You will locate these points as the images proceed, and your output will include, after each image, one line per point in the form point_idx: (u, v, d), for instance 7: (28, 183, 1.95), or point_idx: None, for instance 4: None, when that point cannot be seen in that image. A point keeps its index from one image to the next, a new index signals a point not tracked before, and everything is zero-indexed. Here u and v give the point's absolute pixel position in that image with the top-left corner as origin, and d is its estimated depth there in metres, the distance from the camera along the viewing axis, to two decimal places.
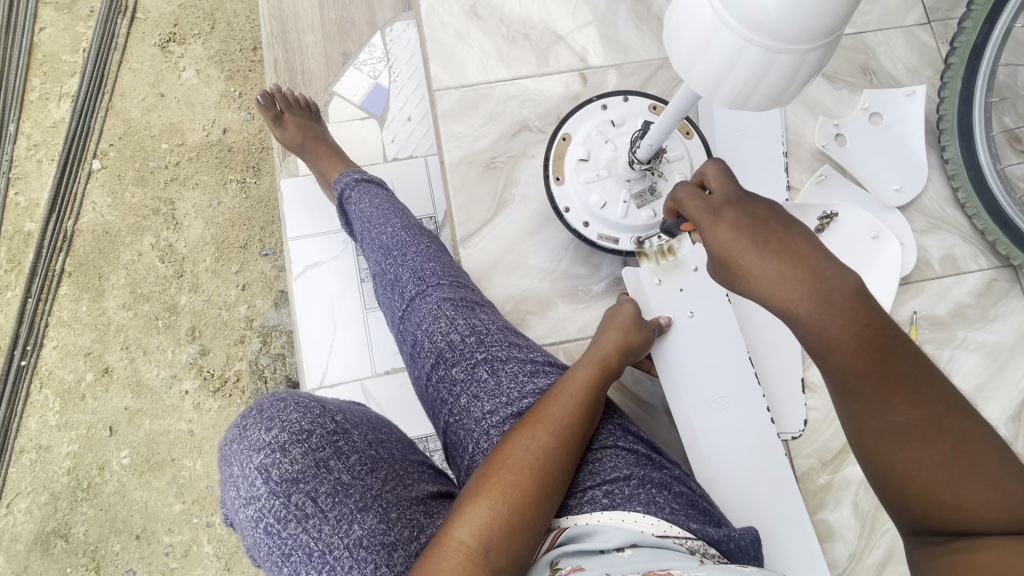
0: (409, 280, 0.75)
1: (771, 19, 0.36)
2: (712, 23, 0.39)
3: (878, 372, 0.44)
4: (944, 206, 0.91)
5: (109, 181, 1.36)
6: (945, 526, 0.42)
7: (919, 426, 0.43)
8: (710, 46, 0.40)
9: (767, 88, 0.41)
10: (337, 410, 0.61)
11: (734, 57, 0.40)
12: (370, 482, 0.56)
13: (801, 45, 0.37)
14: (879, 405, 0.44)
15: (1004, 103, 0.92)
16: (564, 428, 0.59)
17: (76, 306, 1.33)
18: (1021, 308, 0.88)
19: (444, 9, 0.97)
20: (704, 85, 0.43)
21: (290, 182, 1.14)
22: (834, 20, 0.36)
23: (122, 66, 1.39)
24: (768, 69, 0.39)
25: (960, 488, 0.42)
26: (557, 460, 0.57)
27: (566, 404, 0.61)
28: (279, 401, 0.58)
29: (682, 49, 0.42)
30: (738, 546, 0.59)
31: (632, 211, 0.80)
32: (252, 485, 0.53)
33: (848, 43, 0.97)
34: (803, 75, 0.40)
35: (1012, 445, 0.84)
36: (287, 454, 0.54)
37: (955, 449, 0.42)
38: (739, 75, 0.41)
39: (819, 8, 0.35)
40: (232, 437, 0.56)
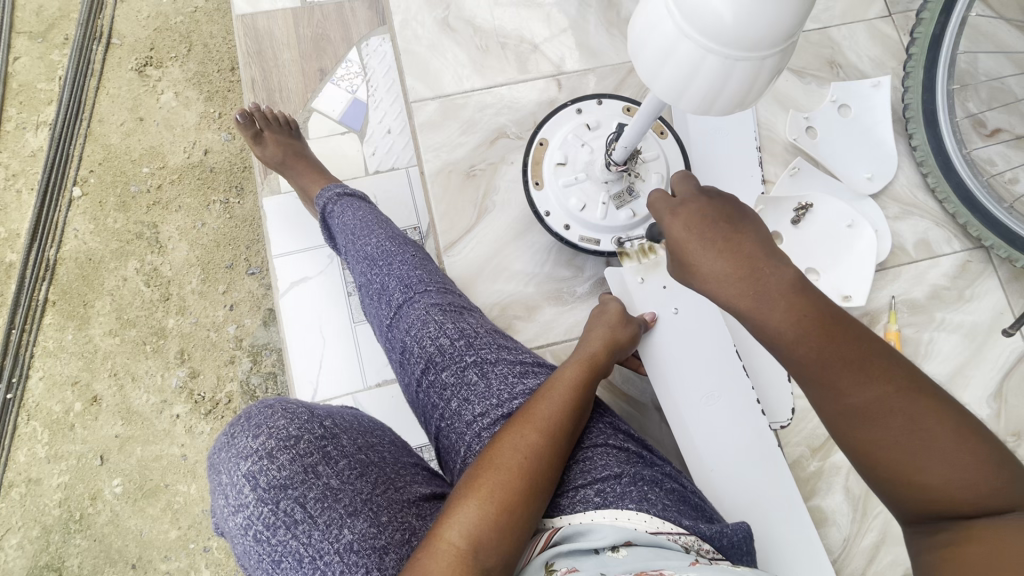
0: (396, 287, 0.76)
1: (728, 28, 0.37)
2: (674, 33, 0.41)
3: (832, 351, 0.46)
4: (914, 191, 0.93)
5: (90, 208, 1.35)
6: (924, 510, 0.43)
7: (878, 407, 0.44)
8: (674, 54, 0.42)
9: (731, 92, 0.42)
10: (326, 416, 0.61)
11: (695, 65, 0.41)
12: (359, 487, 0.56)
13: (756, 55, 0.39)
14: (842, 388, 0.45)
15: (966, 89, 0.95)
16: (551, 425, 0.60)
17: (61, 336, 1.31)
18: (994, 287, 0.90)
19: (417, 22, 0.98)
20: (670, 90, 0.44)
21: (273, 200, 1.14)
22: (786, 29, 0.37)
23: (99, 93, 1.39)
24: (729, 74, 0.41)
25: (931, 469, 0.43)
26: (545, 460, 0.58)
27: (554, 402, 0.62)
28: (267, 408, 0.57)
29: (648, 55, 0.44)
30: (730, 542, 0.60)
31: (611, 212, 0.81)
32: (240, 492, 0.53)
33: (813, 38, 0.99)
34: (764, 77, 0.41)
35: (995, 421, 0.86)
36: (275, 460, 0.54)
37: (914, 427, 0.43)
38: (703, 79, 0.42)
39: (775, 17, 0.36)
40: (220, 445, 0.56)
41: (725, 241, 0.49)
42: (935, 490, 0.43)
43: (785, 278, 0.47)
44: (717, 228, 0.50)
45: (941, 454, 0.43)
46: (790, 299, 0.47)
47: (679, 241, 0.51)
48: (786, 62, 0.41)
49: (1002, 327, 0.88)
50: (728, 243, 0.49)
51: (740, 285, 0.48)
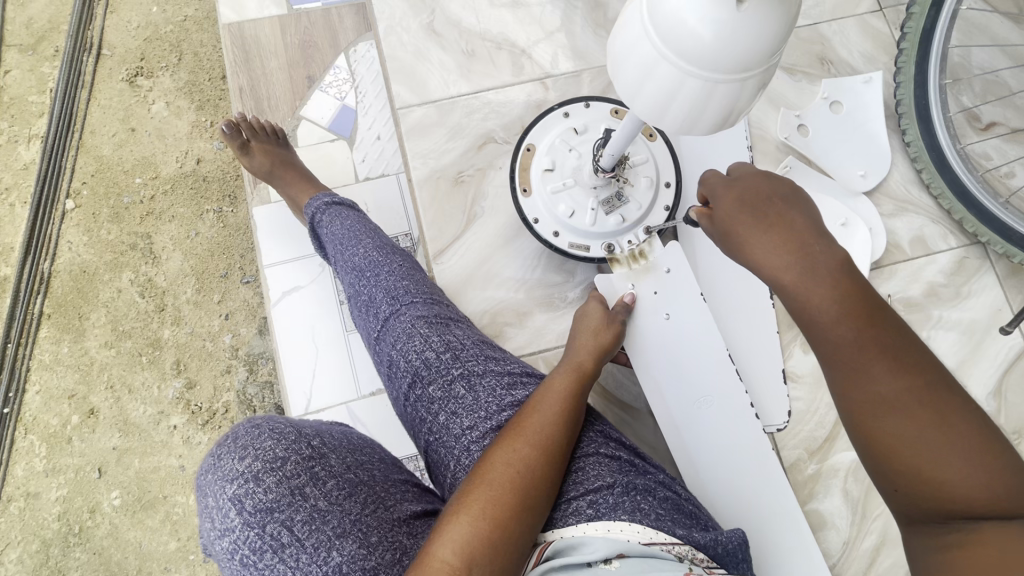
0: (382, 300, 0.75)
1: (707, 48, 0.36)
2: (653, 53, 0.39)
3: (864, 338, 0.44)
4: (909, 188, 0.92)
5: (83, 220, 1.35)
6: (937, 512, 0.42)
7: (902, 398, 0.43)
8: (653, 74, 0.40)
9: (711, 113, 0.41)
10: (314, 434, 0.60)
11: (675, 86, 0.40)
12: (348, 507, 0.55)
13: (736, 75, 0.38)
14: (866, 376, 0.44)
15: (959, 83, 0.93)
16: (543, 439, 0.59)
17: (57, 349, 1.31)
18: (992, 284, 0.89)
19: (403, 27, 0.97)
20: (650, 112, 0.43)
21: (262, 209, 1.14)
22: (766, 49, 0.37)
23: (90, 104, 1.39)
24: (710, 95, 0.39)
25: (951, 468, 0.42)
26: (539, 475, 0.57)
27: (545, 415, 0.61)
28: (254, 428, 0.56)
29: (626, 77, 0.42)
30: (725, 550, 0.60)
31: (600, 218, 0.80)
32: (226, 516, 0.52)
33: (803, 35, 0.98)
34: (745, 97, 0.40)
35: (994, 420, 0.85)
36: (262, 483, 0.53)
37: (940, 422, 0.43)
38: (683, 100, 0.40)
39: (755, 36, 0.36)
40: (206, 467, 0.55)
41: (769, 214, 0.49)
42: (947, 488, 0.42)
43: (831, 256, 0.46)
44: (764, 201, 0.49)
45: (962, 453, 0.42)
46: (833, 278, 0.45)
47: (726, 219, 0.51)
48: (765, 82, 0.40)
49: (1000, 324, 0.87)
50: (770, 215, 0.48)
51: (787, 257, 0.47)
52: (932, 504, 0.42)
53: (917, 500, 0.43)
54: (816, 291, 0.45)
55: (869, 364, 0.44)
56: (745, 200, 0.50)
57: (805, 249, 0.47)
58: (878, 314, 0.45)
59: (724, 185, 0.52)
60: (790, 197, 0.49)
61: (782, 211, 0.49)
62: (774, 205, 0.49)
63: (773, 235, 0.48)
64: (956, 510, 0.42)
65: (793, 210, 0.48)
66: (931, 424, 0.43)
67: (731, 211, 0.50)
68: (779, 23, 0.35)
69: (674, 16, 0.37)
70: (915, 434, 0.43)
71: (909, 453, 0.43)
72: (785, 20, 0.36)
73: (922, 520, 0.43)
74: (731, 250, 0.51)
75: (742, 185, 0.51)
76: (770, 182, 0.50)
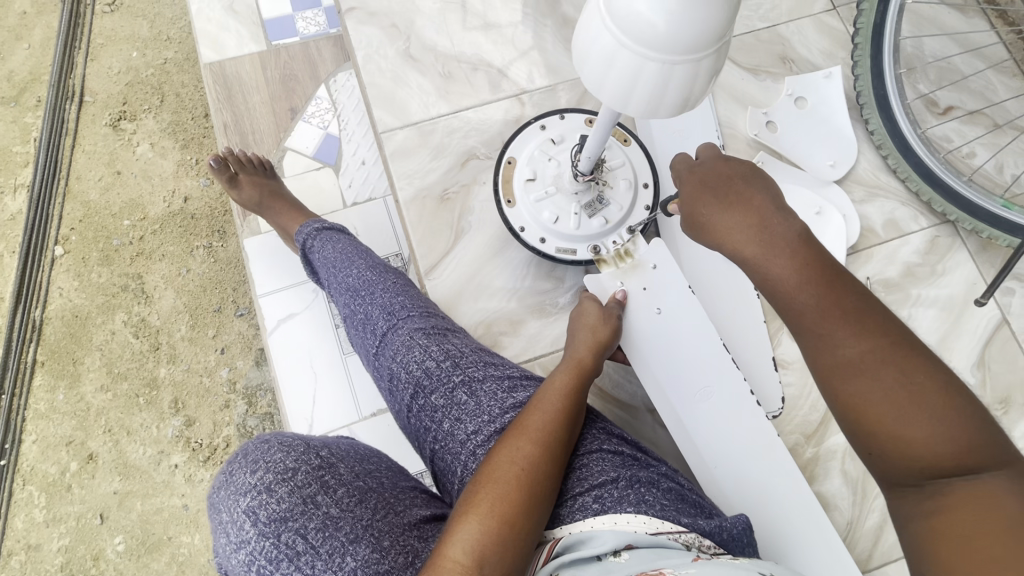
0: (380, 316, 0.77)
1: (661, 34, 0.40)
2: (613, 44, 0.43)
3: (824, 301, 0.48)
4: (878, 174, 0.96)
5: (73, 265, 1.36)
6: (914, 471, 0.44)
7: (866, 360, 0.46)
8: (615, 63, 0.43)
9: (673, 93, 0.44)
10: (321, 445, 0.60)
11: (636, 71, 0.43)
12: (359, 513, 0.56)
13: (691, 57, 0.41)
14: (831, 339, 0.48)
15: (914, 72, 0.98)
16: (545, 436, 0.60)
17: (53, 397, 1.31)
18: (965, 260, 0.92)
19: (380, 56, 1.00)
20: (616, 98, 0.46)
21: (254, 240, 1.15)
22: (717, 29, 0.39)
23: (75, 150, 1.41)
24: (669, 77, 0.43)
25: (920, 427, 0.43)
26: (543, 472, 0.58)
27: (545, 412, 0.62)
28: (263, 443, 0.57)
29: (591, 68, 0.46)
30: (731, 536, 0.61)
31: (584, 222, 0.83)
32: (240, 529, 0.53)
33: (763, 37, 1.02)
34: (703, 76, 0.43)
35: (980, 391, 0.87)
36: (274, 493, 0.54)
37: (905, 380, 0.45)
38: (646, 84, 0.44)
39: (704, 19, 0.38)
40: (219, 484, 0.56)
41: (732, 195, 0.55)
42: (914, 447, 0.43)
43: (789, 228, 0.52)
44: (725, 182, 0.55)
45: (930, 410, 0.43)
46: (791, 248, 0.51)
47: (689, 200, 0.57)
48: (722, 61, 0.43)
49: (975, 297, 0.90)
50: (735, 196, 0.54)
51: (746, 228, 0.52)
52: (911, 464, 0.44)
53: (889, 462, 0.45)
54: (776, 259, 0.51)
55: (833, 325, 0.48)
56: (708, 181, 0.56)
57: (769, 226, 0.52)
58: (837, 278, 0.49)
59: (689, 170, 0.58)
60: (750, 177, 0.55)
61: (745, 188, 0.54)
62: (735, 182, 0.54)
63: (733, 209, 0.54)
64: (929, 466, 0.43)
65: (751, 188, 0.54)
66: (896, 382, 0.45)
67: (694, 192, 0.56)
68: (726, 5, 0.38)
69: (627, 8, 0.40)
70: (882, 391, 0.45)
71: (878, 414, 0.45)
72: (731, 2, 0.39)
73: (900, 483, 0.44)
74: (696, 231, 0.57)
75: (707, 169, 0.57)
76: (730, 164, 0.56)
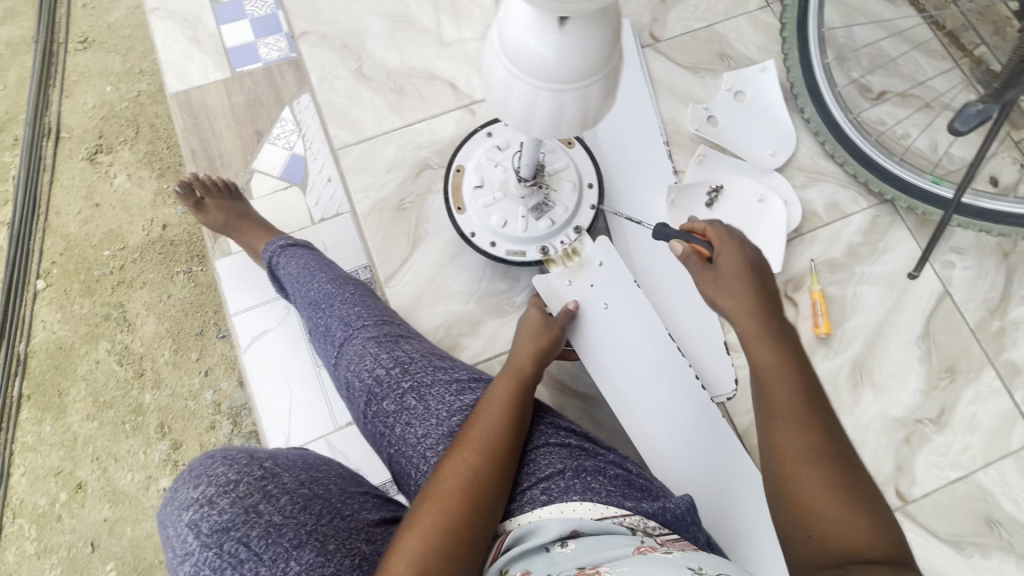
0: (338, 327, 0.80)
1: (545, 64, 0.43)
2: (508, 76, 0.45)
3: (797, 381, 0.55)
4: (817, 159, 1.00)
5: (56, 297, 1.38)
6: (816, 530, 0.49)
7: (815, 437, 0.52)
8: (513, 92, 0.46)
9: (569, 117, 0.47)
10: (267, 458, 0.64)
11: (531, 100, 0.46)
12: (303, 519, 0.59)
13: (577, 83, 0.44)
14: (793, 411, 0.54)
15: (846, 60, 1.02)
16: (488, 447, 0.63)
17: (39, 430, 1.33)
18: (905, 237, 0.96)
19: (333, 76, 1.04)
20: (519, 124, 0.48)
21: (224, 261, 1.18)
22: (599, 59, 0.43)
23: (53, 186, 1.44)
24: (563, 103, 0.46)
25: (833, 503, 0.49)
26: (486, 481, 0.60)
27: (489, 423, 0.65)
28: (208, 459, 0.61)
29: (494, 98, 0.48)
30: (674, 515, 0.65)
31: (531, 224, 0.87)
32: (185, 542, 0.55)
33: (701, 36, 1.07)
34: (594, 100, 0.46)
35: (925, 362, 0.91)
36: (216, 505, 0.57)
37: (838, 470, 0.51)
38: (543, 110, 0.46)
39: (584, 50, 0.42)
40: (166, 501, 0.59)
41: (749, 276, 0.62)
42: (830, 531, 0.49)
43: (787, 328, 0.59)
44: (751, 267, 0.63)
45: (847, 497, 0.49)
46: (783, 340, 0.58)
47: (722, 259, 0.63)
48: (611, 87, 0.47)
49: (907, 272, 0.94)
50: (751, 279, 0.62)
51: (753, 303, 0.60)
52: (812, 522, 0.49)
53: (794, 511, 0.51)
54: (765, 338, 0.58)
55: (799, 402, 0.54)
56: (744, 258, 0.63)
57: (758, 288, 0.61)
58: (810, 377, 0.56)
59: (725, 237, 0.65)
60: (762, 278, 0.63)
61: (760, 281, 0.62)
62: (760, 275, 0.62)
63: (749, 288, 0.61)
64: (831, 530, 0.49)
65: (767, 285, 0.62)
66: (829, 466, 0.51)
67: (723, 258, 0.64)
68: (604, 37, 0.42)
69: (516, 43, 0.43)
70: (814, 465, 0.51)
71: (803, 475, 0.51)
72: (609, 34, 0.42)
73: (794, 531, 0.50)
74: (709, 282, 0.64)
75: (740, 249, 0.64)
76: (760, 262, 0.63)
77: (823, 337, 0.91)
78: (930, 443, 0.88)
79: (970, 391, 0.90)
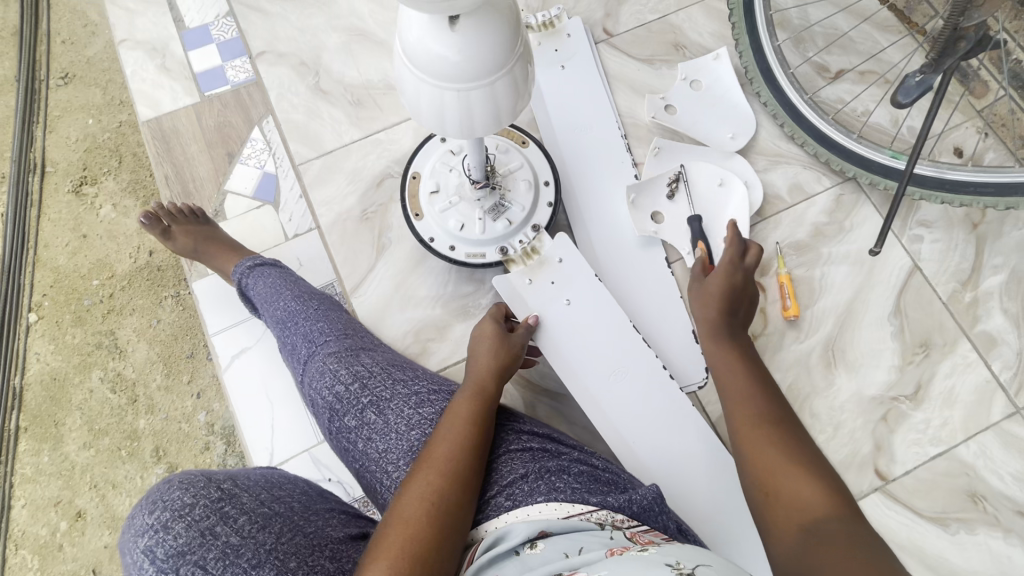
0: (302, 345, 0.81)
1: (444, 67, 0.44)
2: (415, 80, 0.47)
3: (754, 377, 0.70)
4: (777, 142, 1.00)
5: (48, 329, 1.36)
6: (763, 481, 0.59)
7: (764, 411, 0.65)
8: (422, 95, 0.48)
9: (479, 114, 0.49)
10: (225, 478, 0.63)
11: (440, 102, 0.48)
12: (262, 539, 0.59)
13: (481, 81, 0.46)
14: (749, 394, 0.68)
15: (802, 41, 1.02)
16: (452, 466, 0.61)
17: (38, 459, 1.30)
18: (871, 214, 0.95)
19: (291, 93, 1.09)
20: (435, 123, 0.51)
21: (201, 282, 1.20)
22: (495, 58, 0.44)
23: (41, 220, 1.42)
24: (469, 102, 0.47)
25: (777, 461, 0.59)
26: (451, 501, 0.59)
27: (451, 441, 0.63)
28: (163, 484, 0.59)
29: (408, 100, 0.50)
30: (642, 508, 0.62)
31: (489, 225, 0.88)
32: (140, 569, 0.55)
33: (655, 28, 1.07)
34: (501, 96, 0.48)
35: (899, 338, 0.90)
36: (171, 530, 0.56)
37: (785, 436, 0.62)
38: (452, 109, 0.48)
39: (479, 52, 0.43)
40: (122, 529, 0.58)
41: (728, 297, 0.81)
42: (789, 500, 0.56)
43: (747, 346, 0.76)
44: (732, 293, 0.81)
45: (789, 457, 0.59)
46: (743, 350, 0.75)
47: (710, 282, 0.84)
48: (518, 80, 0.48)
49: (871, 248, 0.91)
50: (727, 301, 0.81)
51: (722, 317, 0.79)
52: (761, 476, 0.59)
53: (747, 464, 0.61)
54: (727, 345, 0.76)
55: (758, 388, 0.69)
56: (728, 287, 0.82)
57: (729, 301, 0.80)
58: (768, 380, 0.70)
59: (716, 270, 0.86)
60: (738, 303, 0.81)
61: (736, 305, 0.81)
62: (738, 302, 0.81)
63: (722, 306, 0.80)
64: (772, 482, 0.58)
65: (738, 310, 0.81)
66: (776, 433, 0.62)
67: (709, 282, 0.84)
68: (496, 37, 0.43)
69: (414, 50, 0.44)
70: (764, 430, 0.63)
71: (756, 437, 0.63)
72: (502, 32, 0.44)
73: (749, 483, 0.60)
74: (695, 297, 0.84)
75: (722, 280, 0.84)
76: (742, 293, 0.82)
77: (792, 319, 0.91)
78: (908, 420, 0.87)
79: (946, 365, 0.89)
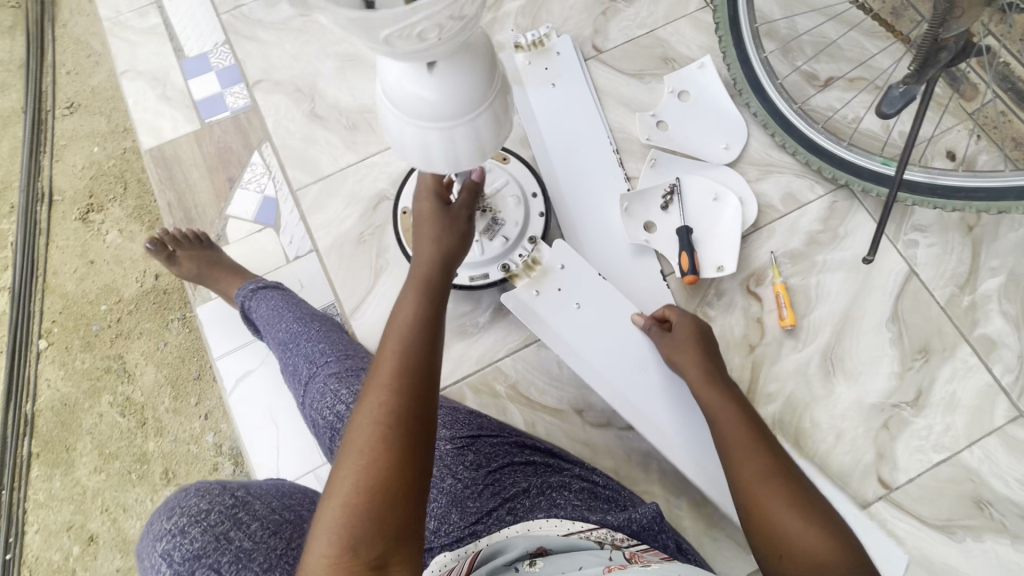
0: (304, 365, 0.82)
1: (424, 109, 0.45)
2: (398, 120, 0.48)
3: (744, 419, 0.69)
4: (769, 152, 1.00)
5: (58, 355, 1.38)
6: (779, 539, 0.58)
7: (757, 455, 0.65)
8: (405, 133, 0.49)
9: (463, 149, 0.50)
10: (240, 486, 0.65)
11: (424, 139, 0.49)
12: (274, 543, 0.60)
13: (461, 119, 0.47)
14: (737, 441, 0.67)
15: (790, 50, 1.03)
16: (402, 375, 0.52)
17: (50, 484, 1.31)
18: (864, 220, 0.95)
19: (288, 119, 1.11)
20: (420, 160, 0.52)
21: (206, 307, 1.22)
22: (474, 96, 0.46)
23: (50, 248, 1.45)
24: (452, 138, 0.49)
25: (785, 512, 0.59)
26: (407, 415, 0.50)
27: (399, 345, 0.55)
28: (183, 492, 0.63)
29: (392, 138, 0.51)
30: (642, 526, 0.63)
31: (487, 246, 0.91)
32: (160, 570, 0.58)
33: (643, 42, 1.08)
34: (484, 130, 0.49)
35: (897, 344, 0.90)
36: (187, 534, 0.58)
37: (785, 481, 0.62)
38: (436, 146, 0.49)
39: (456, 92, 0.44)
40: (145, 530, 0.62)
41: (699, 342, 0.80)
42: (800, 552, 0.56)
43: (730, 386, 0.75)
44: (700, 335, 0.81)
45: (794, 505, 0.59)
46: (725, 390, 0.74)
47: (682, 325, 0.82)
48: (499, 116, 0.50)
49: (863, 258, 0.93)
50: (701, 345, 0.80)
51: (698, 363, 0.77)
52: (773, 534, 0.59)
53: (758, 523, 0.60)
54: (708, 389, 0.74)
55: (745, 434, 0.68)
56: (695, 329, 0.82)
57: (705, 346, 0.80)
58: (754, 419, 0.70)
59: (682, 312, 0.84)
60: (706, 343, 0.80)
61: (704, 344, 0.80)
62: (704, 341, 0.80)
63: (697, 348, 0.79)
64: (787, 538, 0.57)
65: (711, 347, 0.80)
66: (775, 476, 0.62)
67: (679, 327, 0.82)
68: (472, 76, 0.44)
69: (394, 92, 0.46)
70: (761, 474, 0.62)
71: (758, 487, 0.62)
72: (478, 72, 0.45)
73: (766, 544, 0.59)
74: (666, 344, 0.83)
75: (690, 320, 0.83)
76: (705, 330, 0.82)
77: (789, 328, 0.91)
78: (910, 427, 0.87)
79: (947, 370, 0.88)
